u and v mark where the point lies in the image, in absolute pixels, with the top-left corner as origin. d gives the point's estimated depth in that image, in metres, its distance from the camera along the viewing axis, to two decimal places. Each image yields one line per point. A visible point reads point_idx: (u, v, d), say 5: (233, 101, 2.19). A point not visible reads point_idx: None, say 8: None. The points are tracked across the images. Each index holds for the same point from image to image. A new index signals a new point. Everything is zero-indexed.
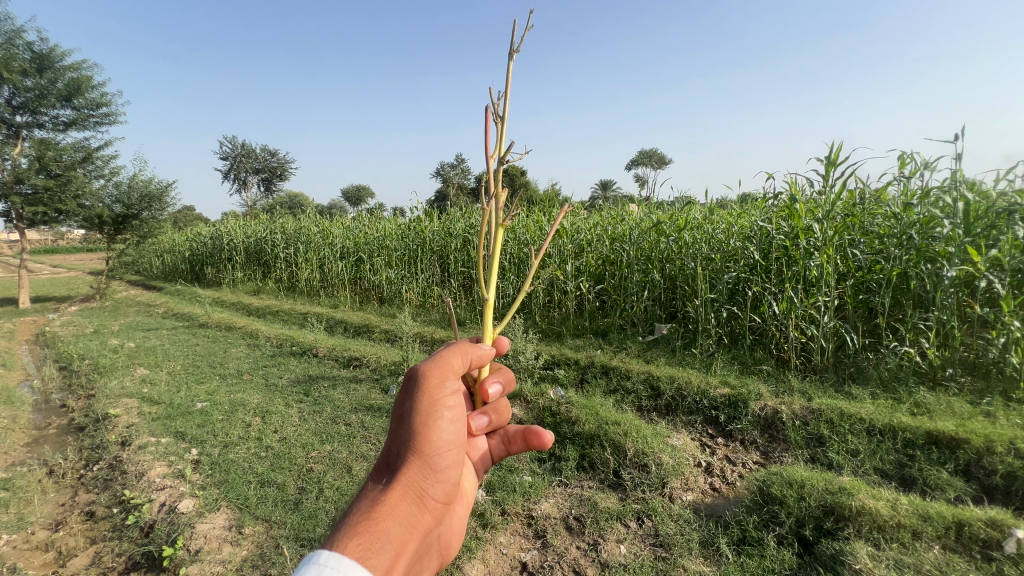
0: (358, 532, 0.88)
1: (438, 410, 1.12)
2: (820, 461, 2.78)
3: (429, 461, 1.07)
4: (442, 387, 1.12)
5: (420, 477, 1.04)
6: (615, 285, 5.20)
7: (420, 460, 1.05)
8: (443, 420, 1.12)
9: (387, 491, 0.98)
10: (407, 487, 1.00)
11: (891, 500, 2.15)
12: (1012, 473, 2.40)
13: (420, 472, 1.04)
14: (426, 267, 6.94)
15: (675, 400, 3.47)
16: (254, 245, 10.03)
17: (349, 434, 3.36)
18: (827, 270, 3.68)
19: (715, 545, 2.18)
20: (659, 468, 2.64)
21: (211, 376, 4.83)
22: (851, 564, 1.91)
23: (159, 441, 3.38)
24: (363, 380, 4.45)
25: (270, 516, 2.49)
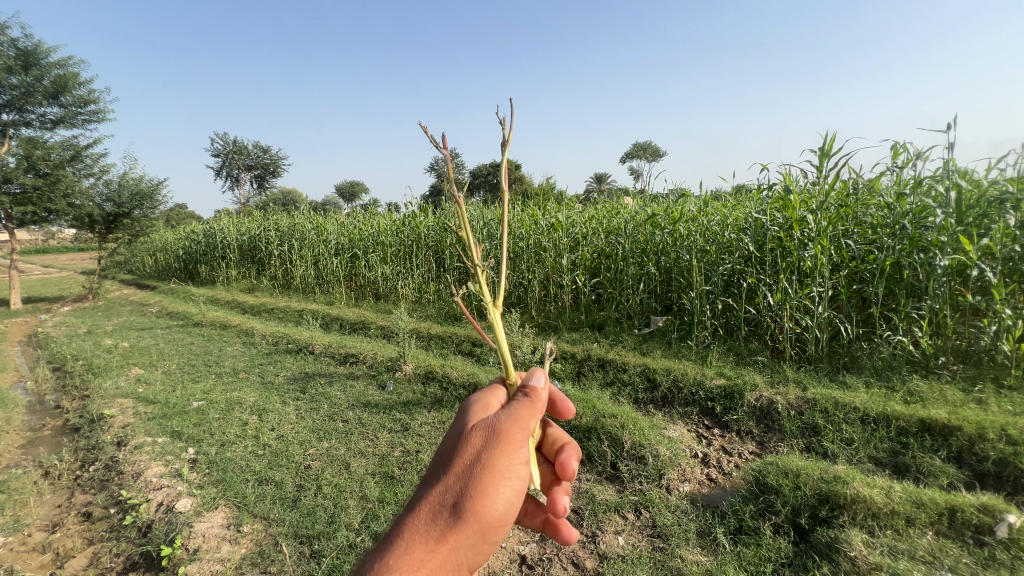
0: None
1: (505, 474, 1.02)
2: (815, 451, 2.80)
3: (479, 528, 0.97)
4: (515, 451, 1.03)
5: (466, 542, 0.94)
6: (611, 278, 5.21)
7: (471, 524, 0.95)
8: (507, 486, 1.02)
9: (432, 550, 0.89)
10: (453, 553, 0.91)
11: (885, 487, 2.18)
12: (1004, 459, 2.43)
13: (468, 537, 0.94)
14: (421, 262, 6.94)
15: (672, 392, 3.49)
16: (247, 242, 9.98)
17: (347, 431, 3.36)
18: (821, 261, 3.70)
19: (711, 535, 2.20)
20: (656, 459, 2.66)
21: (206, 374, 4.82)
22: (846, 552, 1.93)
23: (155, 441, 3.37)
24: (360, 377, 4.44)
25: (269, 514, 2.49)
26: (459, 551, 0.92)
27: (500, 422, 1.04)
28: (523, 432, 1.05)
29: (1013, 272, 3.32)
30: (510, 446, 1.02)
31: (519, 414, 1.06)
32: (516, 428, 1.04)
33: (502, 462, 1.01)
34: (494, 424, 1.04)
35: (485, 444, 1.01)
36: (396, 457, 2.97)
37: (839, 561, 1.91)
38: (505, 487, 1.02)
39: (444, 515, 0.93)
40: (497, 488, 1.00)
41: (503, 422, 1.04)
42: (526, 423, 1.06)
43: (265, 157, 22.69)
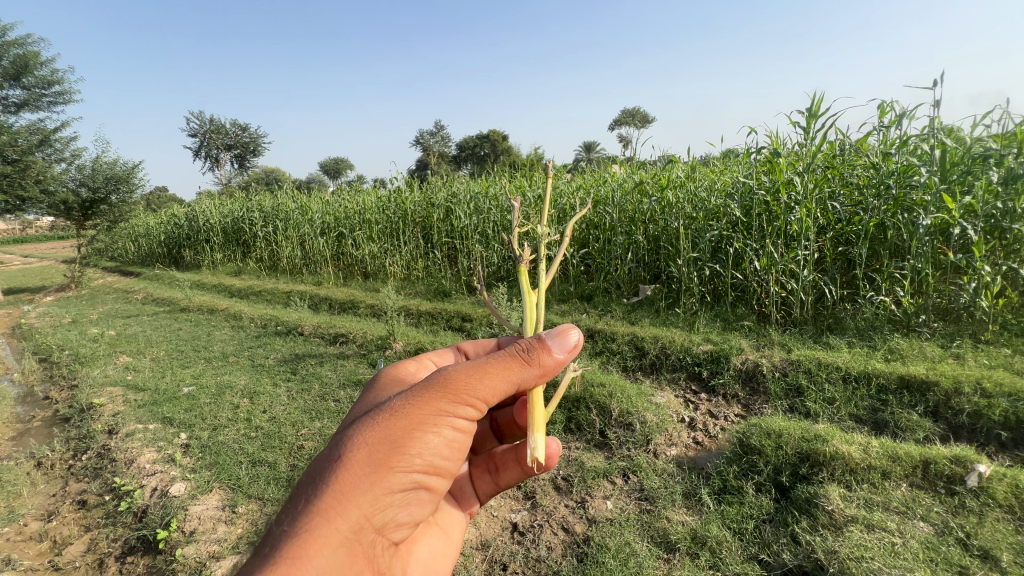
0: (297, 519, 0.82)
1: (433, 420, 0.95)
2: (797, 410, 2.88)
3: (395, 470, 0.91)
4: (447, 394, 0.96)
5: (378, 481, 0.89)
6: (599, 248, 5.21)
7: (387, 467, 0.90)
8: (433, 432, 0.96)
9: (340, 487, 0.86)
10: (364, 485, 0.87)
11: (863, 443, 2.25)
12: (978, 412, 2.51)
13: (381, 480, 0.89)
14: (408, 239, 6.87)
15: (660, 359, 3.54)
16: (231, 224, 9.80)
17: (339, 410, 3.38)
18: (807, 224, 3.71)
19: (697, 495, 2.25)
20: (643, 426, 2.72)
21: (196, 360, 4.80)
22: (824, 506, 2.00)
23: (146, 427, 3.38)
24: (350, 356, 4.45)
25: (263, 494, 2.52)
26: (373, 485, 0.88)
27: (437, 370, 0.98)
28: (476, 385, 0.98)
29: (994, 229, 3.36)
30: (441, 400, 0.96)
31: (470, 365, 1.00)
32: (463, 377, 0.97)
33: (425, 438, 0.93)
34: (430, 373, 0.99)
35: (414, 392, 0.96)
36: None
37: (817, 515, 1.98)
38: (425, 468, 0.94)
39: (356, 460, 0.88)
40: (419, 435, 0.93)
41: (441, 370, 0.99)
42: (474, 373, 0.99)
43: (244, 136, 22.02)
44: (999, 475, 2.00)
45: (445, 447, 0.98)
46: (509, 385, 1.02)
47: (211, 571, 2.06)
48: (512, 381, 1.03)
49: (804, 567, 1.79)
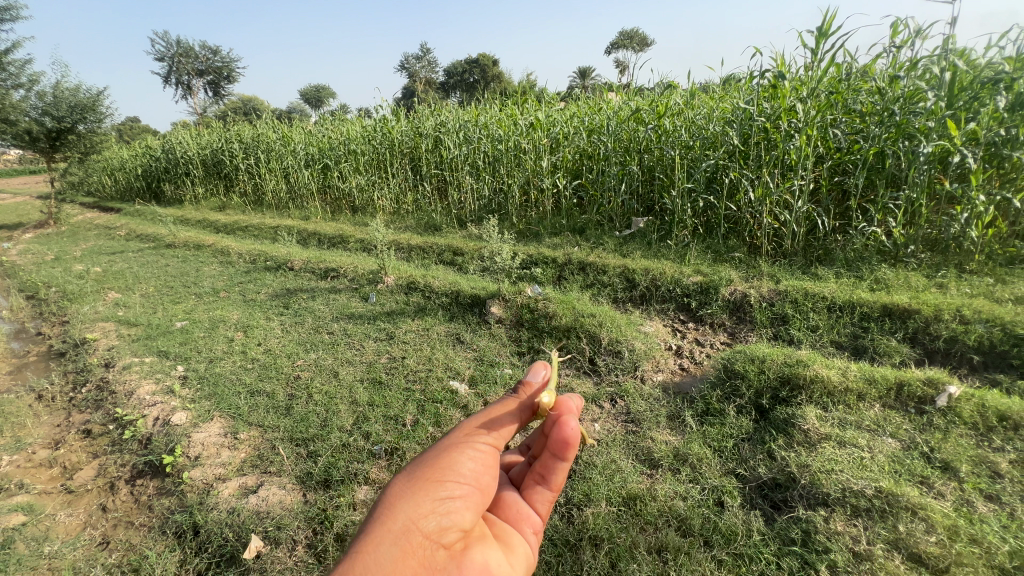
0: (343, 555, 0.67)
1: (463, 440, 0.85)
2: (781, 338, 2.96)
3: (436, 488, 0.78)
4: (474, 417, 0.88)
5: (422, 500, 0.75)
6: (592, 180, 5.07)
7: (425, 489, 0.77)
8: (464, 453, 0.84)
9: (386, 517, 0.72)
10: (404, 507, 0.73)
11: (842, 368, 2.33)
12: (954, 337, 2.60)
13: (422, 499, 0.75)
14: (396, 171, 6.65)
15: (650, 290, 3.57)
16: (211, 157, 9.39)
17: (333, 342, 3.43)
18: (806, 153, 3.61)
19: (680, 417, 2.36)
20: (631, 353, 2.79)
21: (186, 295, 4.78)
22: (800, 425, 2.10)
23: (143, 361, 3.42)
24: (342, 290, 4.44)
25: (264, 421, 2.61)
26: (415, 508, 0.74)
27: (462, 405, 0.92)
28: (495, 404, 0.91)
29: (993, 158, 3.28)
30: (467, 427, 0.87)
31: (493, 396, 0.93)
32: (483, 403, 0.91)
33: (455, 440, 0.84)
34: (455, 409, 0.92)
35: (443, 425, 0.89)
36: (383, 364, 3.07)
37: (794, 434, 2.09)
38: (467, 459, 0.84)
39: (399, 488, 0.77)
40: (452, 456, 0.82)
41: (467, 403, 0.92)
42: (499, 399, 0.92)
43: (216, 60, 20.54)
44: (968, 396, 2.10)
45: (480, 453, 0.87)
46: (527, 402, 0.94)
47: (218, 490, 2.15)
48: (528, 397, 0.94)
49: (778, 480, 1.90)
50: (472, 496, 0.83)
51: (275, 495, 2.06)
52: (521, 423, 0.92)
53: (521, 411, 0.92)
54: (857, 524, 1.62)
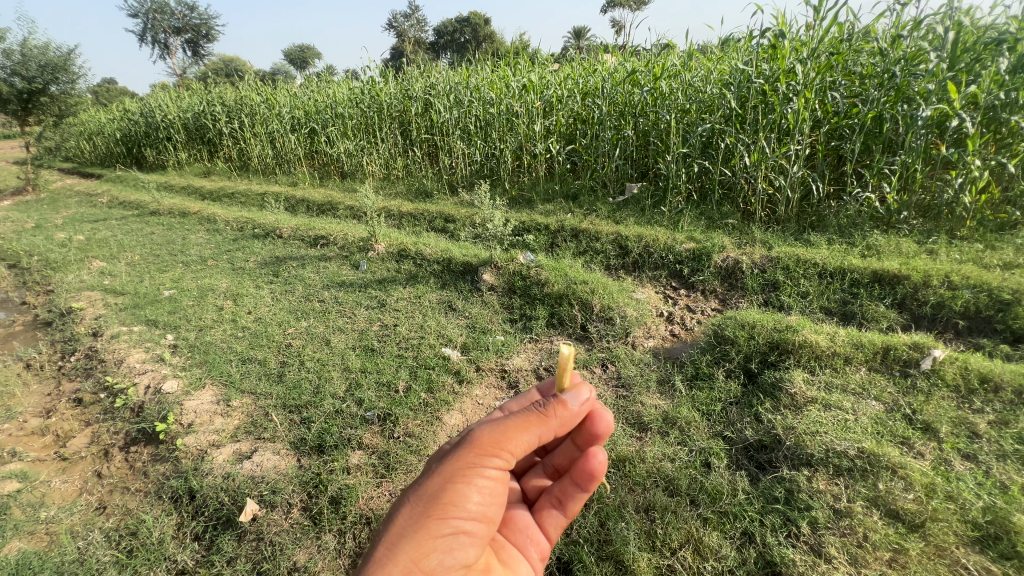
0: None
1: (472, 477, 1.00)
2: (772, 304, 2.98)
3: (441, 525, 0.94)
4: (484, 453, 1.02)
5: (427, 539, 0.92)
6: (586, 145, 4.96)
7: (431, 528, 0.93)
8: (470, 490, 0.99)
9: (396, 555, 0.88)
10: (414, 549, 0.90)
11: (830, 333, 2.36)
12: (942, 302, 2.63)
13: (428, 537, 0.92)
14: (385, 135, 6.46)
15: (643, 257, 3.55)
16: (193, 120, 9.06)
17: (324, 310, 3.40)
18: (803, 116, 3.53)
19: (670, 381, 2.39)
20: (623, 320, 2.80)
21: (174, 263, 4.69)
22: (787, 389, 2.14)
23: (131, 330, 3.39)
24: (332, 258, 4.37)
25: (256, 389, 2.61)
26: (422, 548, 0.91)
27: (476, 430, 1.04)
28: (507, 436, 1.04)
29: (991, 122, 3.24)
30: (481, 458, 1.02)
31: (507, 423, 1.04)
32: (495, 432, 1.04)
33: (465, 475, 0.99)
34: (468, 431, 1.05)
35: (454, 453, 1.02)
36: (375, 331, 3.06)
37: (780, 397, 2.12)
38: (473, 495, 0.99)
39: (409, 523, 0.92)
40: (459, 496, 0.97)
41: (483, 430, 1.04)
42: (515, 430, 1.04)
43: (194, 16, 19.53)
44: (952, 359, 2.14)
45: (485, 486, 1.02)
46: (538, 424, 1.07)
47: (213, 456, 2.17)
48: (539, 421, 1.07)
49: (763, 441, 1.95)
50: (478, 530, 1.01)
51: (270, 461, 2.09)
52: (537, 434, 1.07)
53: (540, 425, 1.07)
54: (839, 483, 1.67)
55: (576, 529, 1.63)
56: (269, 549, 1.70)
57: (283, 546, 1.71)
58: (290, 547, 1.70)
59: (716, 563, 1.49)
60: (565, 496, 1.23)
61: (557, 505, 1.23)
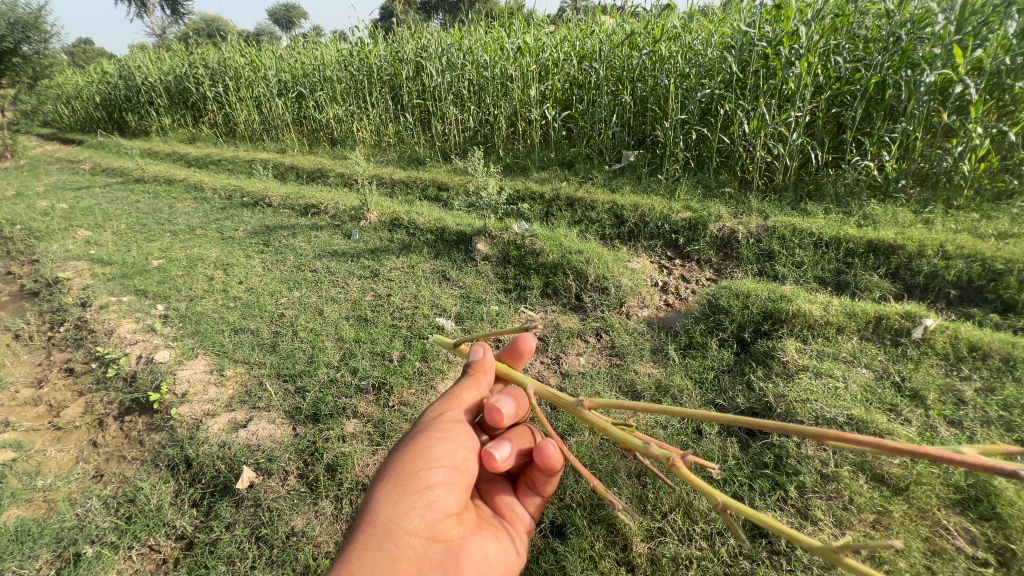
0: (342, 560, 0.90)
1: (436, 439, 1.08)
2: (766, 274, 2.97)
3: (414, 487, 1.01)
4: (438, 418, 1.12)
5: (402, 500, 0.99)
6: (582, 111, 4.83)
7: (405, 492, 1.00)
8: (435, 451, 1.06)
9: (374, 522, 0.95)
10: (389, 513, 0.96)
11: (824, 302, 2.36)
12: (935, 272, 2.63)
13: (403, 499, 0.99)
14: (375, 100, 6.25)
15: (638, 226, 3.51)
16: (175, 84, 8.72)
17: (317, 280, 3.36)
18: (805, 81, 3.44)
19: (664, 350, 2.40)
20: (618, 289, 2.79)
21: (161, 232, 4.59)
22: (779, 357, 2.16)
23: (120, 300, 3.34)
24: (324, 227, 4.30)
25: (249, 359, 2.60)
26: (398, 511, 0.97)
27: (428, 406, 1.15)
28: (454, 402, 1.15)
29: (994, 89, 3.18)
30: (438, 423, 1.11)
31: (451, 393, 1.17)
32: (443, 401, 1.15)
33: (426, 438, 1.07)
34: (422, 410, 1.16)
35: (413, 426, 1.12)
36: (369, 301, 3.04)
37: (772, 365, 2.14)
38: (440, 457, 1.07)
39: (383, 491, 0.99)
40: (425, 458, 1.05)
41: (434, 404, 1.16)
42: (460, 395, 1.16)
43: None
44: (942, 328, 2.15)
45: (451, 449, 1.09)
46: (478, 386, 1.19)
47: (208, 425, 2.17)
48: (478, 384, 1.19)
49: (754, 409, 1.97)
50: (454, 490, 1.06)
51: (265, 429, 2.10)
52: (478, 393, 1.18)
53: (478, 383, 1.19)
54: (827, 448, 1.70)
55: (568, 492, 1.62)
56: (267, 515, 1.73)
57: (281, 512, 1.73)
58: (287, 513, 1.73)
59: (705, 525, 1.49)
60: (537, 479, 1.25)
61: (531, 490, 1.26)
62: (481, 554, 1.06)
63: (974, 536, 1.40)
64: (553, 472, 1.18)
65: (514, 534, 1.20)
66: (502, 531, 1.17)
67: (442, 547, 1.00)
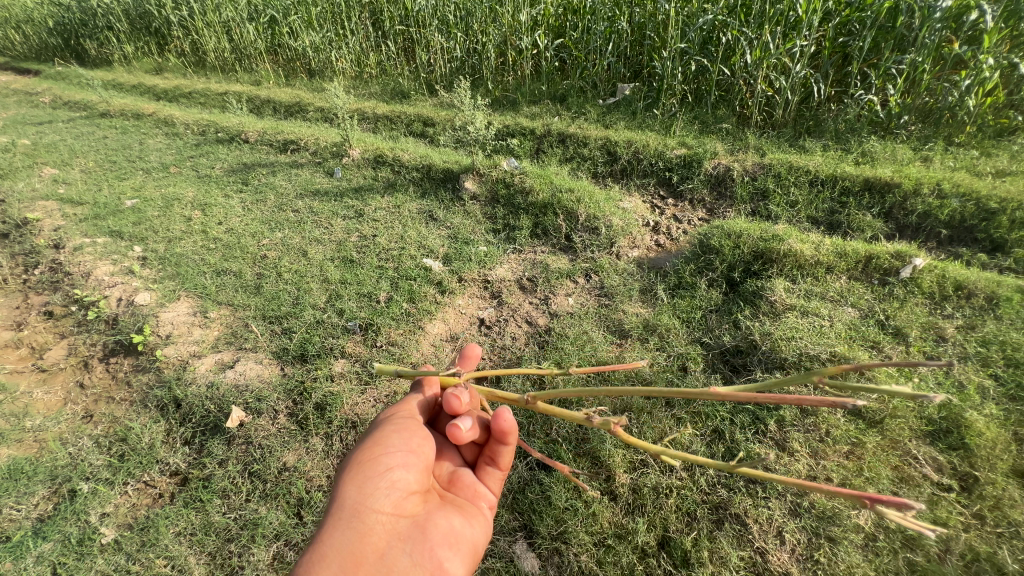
0: (313, 549, 0.95)
1: (392, 431, 1.14)
2: (759, 214, 2.92)
3: (376, 473, 1.05)
4: (393, 416, 1.18)
5: (364, 485, 1.03)
6: (577, 40, 4.53)
7: (367, 478, 1.04)
8: (393, 440, 1.12)
9: (340, 511, 1.00)
10: (354, 499, 1.01)
11: (816, 242, 2.33)
12: (928, 212, 2.59)
13: (366, 485, 1.03)
14: (355, 26, 5.79)
15: (632, 164, 3.39)
16: (134, 6, 7.99)
17: (299, 220, 3.24)
18: (814, 6, 3.24)
19: (653, 291, 2.39)
20: (608, 230, 2.73)
21: (133, 171, 4.36)
22: (768, 297, 2.15)
23: (95, 242, 3.22)
24: (305, 166, 4.10)
25: (233, 301, 2.55)
26: (362, 496, 1.02)
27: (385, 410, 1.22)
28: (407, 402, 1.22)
29: (1011, 17, 3.01)
30: (393, 418, 1.18)
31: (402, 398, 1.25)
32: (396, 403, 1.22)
33: (383, 431, 1.13)
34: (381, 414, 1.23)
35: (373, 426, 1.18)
36: (354, 242, 2.95)
37: (760, 305, 2.14)
38: (398, 443, 1.12)
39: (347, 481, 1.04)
40: (384, 446, 1.10)
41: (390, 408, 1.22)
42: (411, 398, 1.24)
43: None
44: (931, 268, 2.14)
45: (408, 437, 1.14)
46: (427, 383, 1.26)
47: (195, 366, 2.16)
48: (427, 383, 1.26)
49: (739, 347, 1.99)
50: (415, 473, 1.10)
51: (253, 370, 2.09)
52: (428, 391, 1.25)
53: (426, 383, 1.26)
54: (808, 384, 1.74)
55: (554, 428, 1.63)
56: (258, 452, 1.75)
57: (272, 449, 1.76)
58: (278, 450, 1.75)
59: (687, 457, 1.53)
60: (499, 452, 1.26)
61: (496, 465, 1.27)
62: (449, 528, 1.09)
63: (941, 465, 1.45)
64: (508, 439, 1.18)
65: (482, 508, 1.21)
66: (468, 505, 1.19)
67: (409, 522, 1.04)
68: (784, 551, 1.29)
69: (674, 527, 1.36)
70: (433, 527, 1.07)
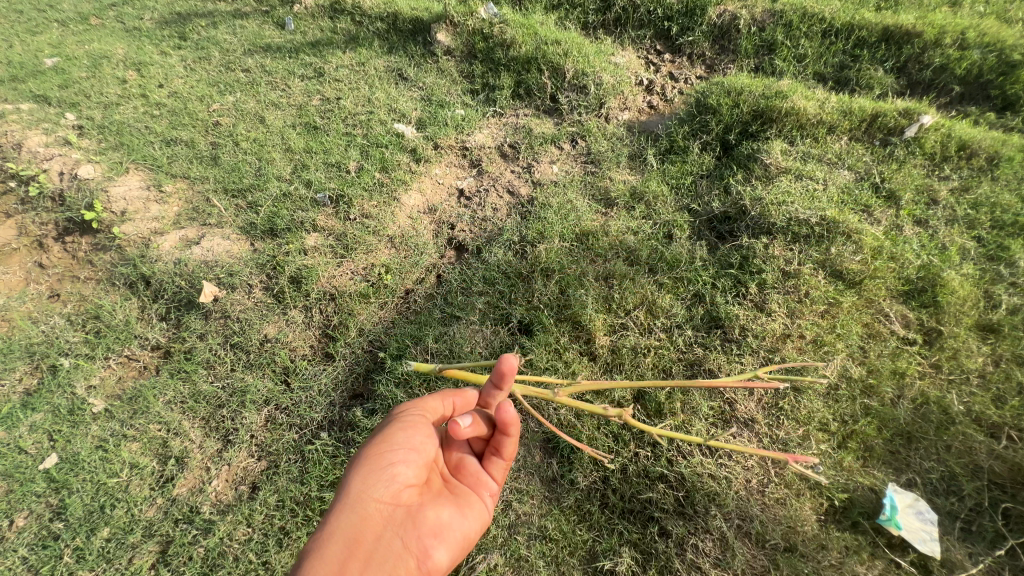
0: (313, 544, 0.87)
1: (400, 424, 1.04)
2: (763, 71, 2.64)
3: (379, 462, 0.97)
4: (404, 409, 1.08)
5: (370, 476, 0.95)
6: None
7: (372, 471, 0.96)
8: (399, 433, 1.02)
9: (342, 501, 0.92)
10: (358, 493, 0.93)
11: (820, 101, 2.15)
12: (944, 66, 2.38)
13: (370, 476, 0.95)
14: None
15: (627, 11, 2.96)
16: None
17: (251, 82, 2.86)
18: None
19: (642, 157, 2.23)
20: (598, 89, 2.46)
21: (45, 23, 3.70)
22: (763, 161, 2.02)
23: (19, 109, 2.83)
24: (249, 15, 3.51)
25: (189, 174, 2.33)
26: (365, 490, 0.93)
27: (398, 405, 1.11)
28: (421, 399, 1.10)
29: None
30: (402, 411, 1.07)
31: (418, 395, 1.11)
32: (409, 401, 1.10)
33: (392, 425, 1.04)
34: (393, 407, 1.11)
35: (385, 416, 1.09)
36: (316, 106, 2.65)
37: (753, 169, 2.02)
38: (406, 434, 1.02)
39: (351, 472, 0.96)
40: (390, 438, 1.01)
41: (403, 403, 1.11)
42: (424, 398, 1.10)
43: None
44: (937, 126, 2.01)
45: (417, 429, 1.04)
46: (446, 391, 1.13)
47: (159, 243, 2.04)
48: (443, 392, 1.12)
49: (728, 214, 1.90)
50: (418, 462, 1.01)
51: (221, 246, 1.99)
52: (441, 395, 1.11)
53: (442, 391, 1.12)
54: (793, 249, 1.69)
55: (537, 296, 1.64)
56: (237, 325, 1.72)
57: (251, 322, 1.72)
58: (257, 323, 1.72)
59: (665, 322, 1.55)
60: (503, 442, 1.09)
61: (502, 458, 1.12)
62: (450, 519, 1.00)
63: (909, 322, 1.49)
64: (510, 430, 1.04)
65: (483, 500, 1.09)
66: (472, 495, 1.08)
67: (405, 512, 0.96)
68: (751, 401, 1.32)
69: (651, 383, 1.36)
70: (434, 518, 0.98)
